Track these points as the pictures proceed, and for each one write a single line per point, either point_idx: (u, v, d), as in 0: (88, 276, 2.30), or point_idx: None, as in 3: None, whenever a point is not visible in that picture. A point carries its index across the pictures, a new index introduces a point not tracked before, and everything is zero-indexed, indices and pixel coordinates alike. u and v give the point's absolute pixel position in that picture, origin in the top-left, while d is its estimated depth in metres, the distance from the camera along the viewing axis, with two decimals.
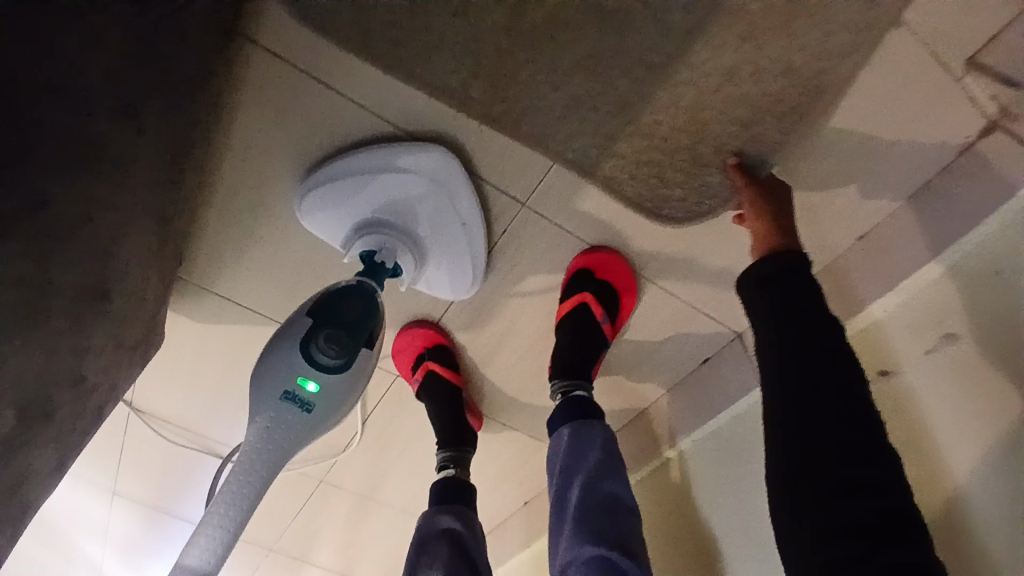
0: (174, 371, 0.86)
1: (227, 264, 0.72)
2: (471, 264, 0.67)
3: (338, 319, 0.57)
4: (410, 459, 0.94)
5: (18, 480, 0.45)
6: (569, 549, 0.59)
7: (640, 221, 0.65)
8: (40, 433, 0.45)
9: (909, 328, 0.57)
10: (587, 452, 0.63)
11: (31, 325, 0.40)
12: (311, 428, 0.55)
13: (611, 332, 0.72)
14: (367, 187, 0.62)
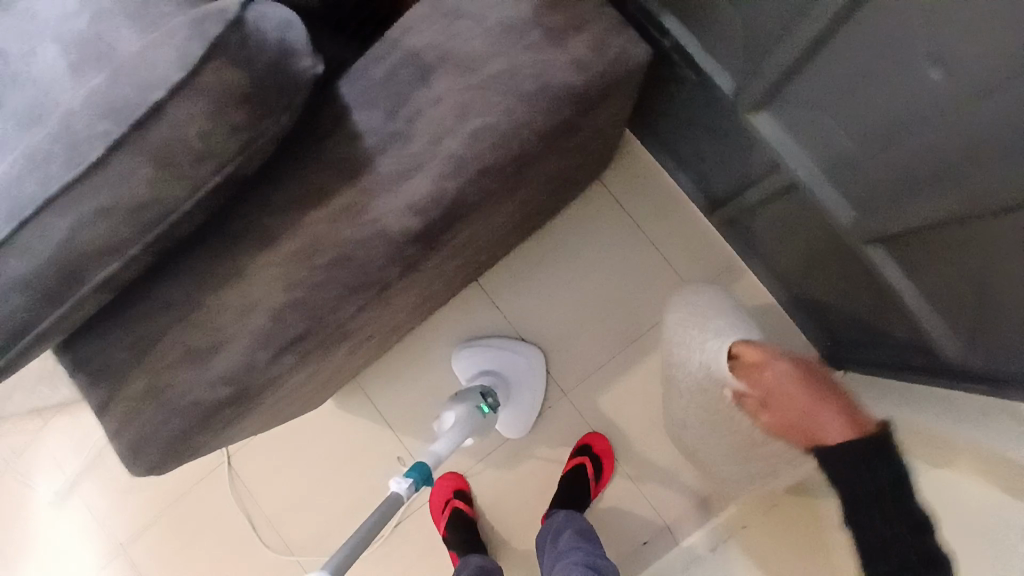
0: (288, 437, 1.27)
1: (390, 373, 1.25)
2: (528, 414, 1.19)
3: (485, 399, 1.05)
4: (410, 569, 1.22)
5: (317, 380, 0.89)
6: (565, 545, 0.97)
7: (625, 425, 1.20)
8: (337, 366, 0.92)
9: (759, 510, 1.07)
10: (574, 521, 1.04)
11: (392, 323, 0.94)
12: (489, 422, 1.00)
13: (594, 489, 1.14)
14: (497, 355, 1.19)
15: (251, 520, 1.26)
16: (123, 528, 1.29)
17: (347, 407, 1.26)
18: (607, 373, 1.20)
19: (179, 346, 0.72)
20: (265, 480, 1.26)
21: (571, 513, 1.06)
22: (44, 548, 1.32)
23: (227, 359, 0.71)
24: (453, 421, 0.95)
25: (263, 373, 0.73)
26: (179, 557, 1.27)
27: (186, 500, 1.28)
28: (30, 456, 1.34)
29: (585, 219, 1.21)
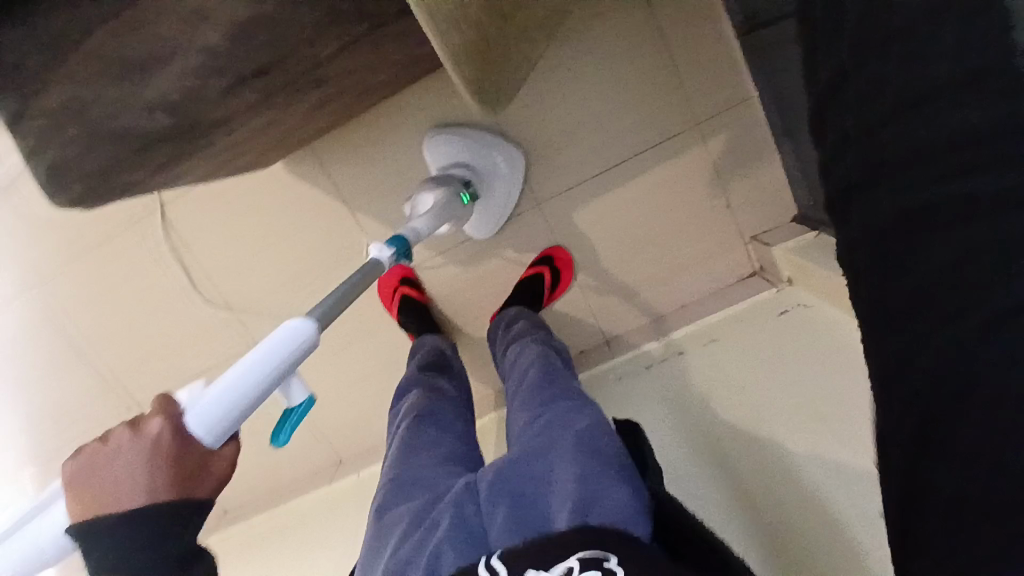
0: (229, 198, 1.15)
1: (351, 149, 1.12)
2: (497, 216, 1.14)
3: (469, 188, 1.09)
4: (359, 344, 1.27)
5: (272, 135, 0.77)
6: (519, 333, 1.00)
7: (589, 243, 1.20)
8: (299, 124, 0.80)
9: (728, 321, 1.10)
10: (528, 314, 1.07)
11: (366, 85, 0.80)
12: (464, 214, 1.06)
13: (548, 297, 1.17)
14: (475, 147, 1.09)
15: (189, 275, 1.19)
16: (44, 262, 1.20)
17: (301, 177, 1.14)
18: (585, 188, 1.16)
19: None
20: (203, 239, 1.17)
21: (522, 310, 1.08)
22: None
23: (166, 84, 0.56)
24: (431, 203, 1.00)
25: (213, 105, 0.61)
26: (110, 301, 1.21)
27: (116, 244, 1.18)
28: None
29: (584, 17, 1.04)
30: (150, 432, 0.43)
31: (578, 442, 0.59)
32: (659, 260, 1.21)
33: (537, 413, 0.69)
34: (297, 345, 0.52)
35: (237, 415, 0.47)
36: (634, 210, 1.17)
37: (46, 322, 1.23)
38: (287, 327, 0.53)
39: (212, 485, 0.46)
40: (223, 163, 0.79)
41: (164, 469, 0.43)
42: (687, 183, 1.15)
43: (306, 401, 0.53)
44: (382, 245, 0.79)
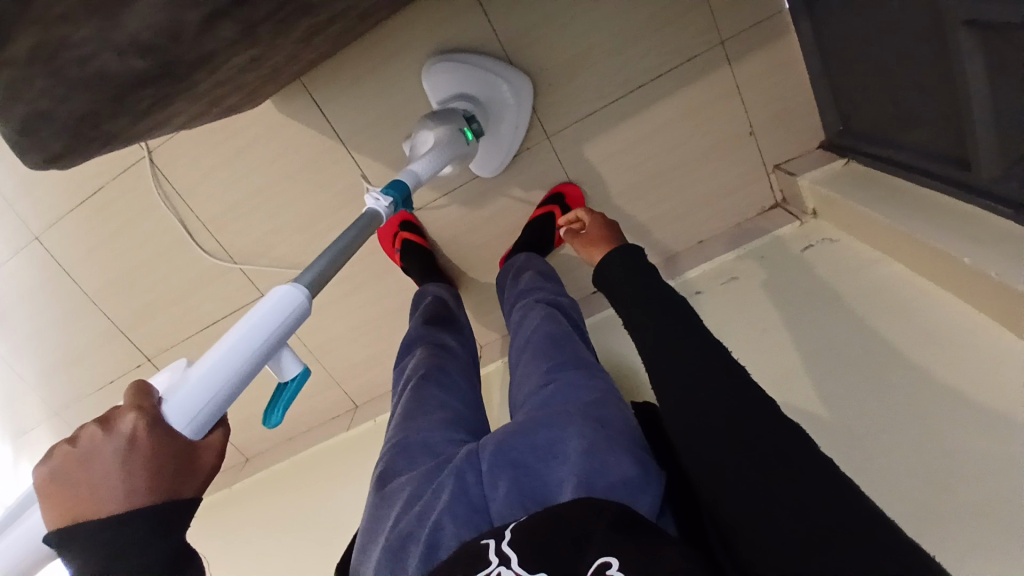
0: (218, 144, 1.08)
1: (343, 85, 1.03)
2: (503, 153, 1.08)
3: (473, 123, 1.02)
4: (366, 290, 1.24)
5: (250, 75, 0.70)
6: (528, 284, 0.96)
7: (601, 180, 1.14)
8: (276, 61, 0.71)
9: (747, 260, 1.06)
10: (537, 261, 1.03)
11: (351, 14, 0.71)
12: (466, 156, 1.00)
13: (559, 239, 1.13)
14: (479, 75, 1.00)
15: (183, 226, 1.14)
16: (36, 215, 1.15)
17: (293, 117, 1.06)
18: (597, 119, 1.08)
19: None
20: (193, 188, 1.11)
21: (531, 256, 1.05)
22: None
23: (138, 19, 0.48)
24: (431, 142, 0.94)
25: (184, 52, 0.54)
26: (108, 254, 1.17)
27: (108, 195, 1.12)
28: None
29: None
30: (124, 431, 0.43)
31: (577, 411, 0.59)
32: (674, 196, 1.15)
33: (535, 377, 0.68)
34: (287, 317, 0.52)
35: (218, 403, 0.48)
36: (650, 142, 1.10)
37: (45, 278, 1.19)
38: (271, 299, 0.52)
39: (198, 479, 0.46)
40: (209, 106, 0.72)
41: (144, 466, 0.42)
42: (707, 111, 1.07)
43: (299, 375, 0.55)
44: (380, 194, 0.74)
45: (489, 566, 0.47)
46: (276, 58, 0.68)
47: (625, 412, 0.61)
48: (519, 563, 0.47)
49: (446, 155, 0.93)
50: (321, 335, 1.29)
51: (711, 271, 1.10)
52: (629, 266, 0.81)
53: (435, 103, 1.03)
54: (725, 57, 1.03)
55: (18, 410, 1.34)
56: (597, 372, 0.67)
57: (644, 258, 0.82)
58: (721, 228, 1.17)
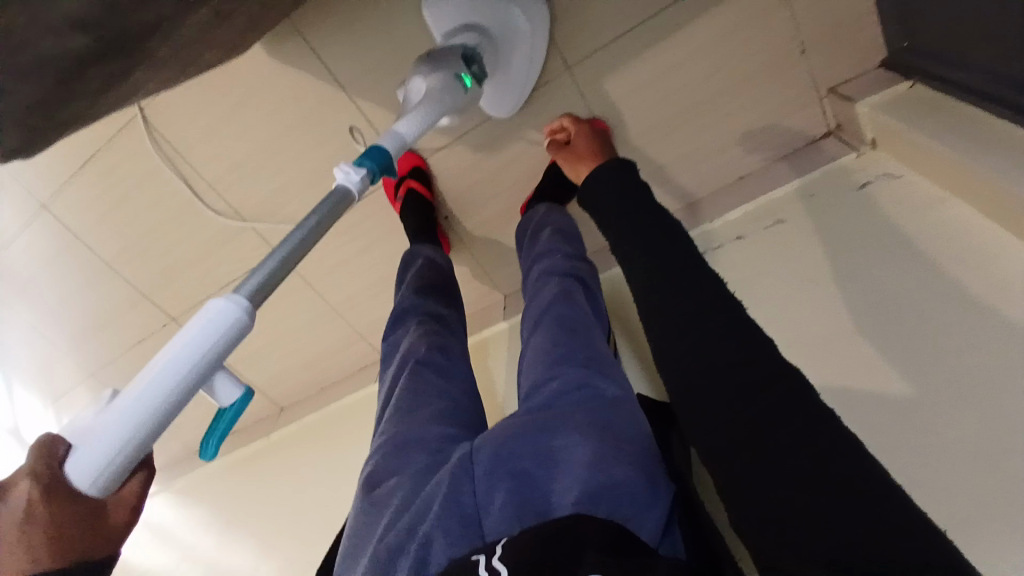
0: (210, 99, 1.00)
1: (335, 23, 0.92)
2: (518, 90, 0.97)
3: (475, 66, 0.89)
4: (383, 244, 1.19)
5: (217, 31, 0.61)
6: (544, 246, 0.89)
7: (628, 115, 1.02)
8: (245, 12, 0.62)
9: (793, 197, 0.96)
10: (554, 216, 0.95)
11: None
12: (464, 106, 0.89)
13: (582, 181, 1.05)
14: (485, 2, 0.89)
15: (185, 186, 1.09)
16: (38, 184, 1.11)
17: (286, 64, 0.96)
18: (621, 44, 0.95)
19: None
20: (193, 147, 1.05)
21: (551, 210, 0.97)
22: None
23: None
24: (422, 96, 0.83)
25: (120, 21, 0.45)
26: (117, 219, 1.14)
27: (104, 160, 1.07)
28: None
29: None
30: (23, 505, 0.45)
31: (578, 420, 0.56)
32: (712, 130, 1.03)
33: (535, 370, 0.65)
34: (224, 335, 0.48)
35: (140, 444, 0.45)
36: (682, 68, 0.96)
37: (59, 248, 1.17)
38: (208, 314, 0.48)
39: (104, 541, 0.50)
40: (179, 75, 0.65)
41: (45, 540, 0.46)
42: (749, 28, 0.92)
43: (238, 400, 0.52)
44: (353, 167, 0.67)
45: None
46: (241, 9, 0.59)
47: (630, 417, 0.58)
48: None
49: (436, 111, 0.82)
50: (340, 291, 1.25)
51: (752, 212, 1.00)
52: (619, 191, 0.76)
53: (439, 38, 0.92)
54: None
55: (61, 372, 1.38)
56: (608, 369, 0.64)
57: (638, 174, 0.78)
58: (765, 162, 1.05)
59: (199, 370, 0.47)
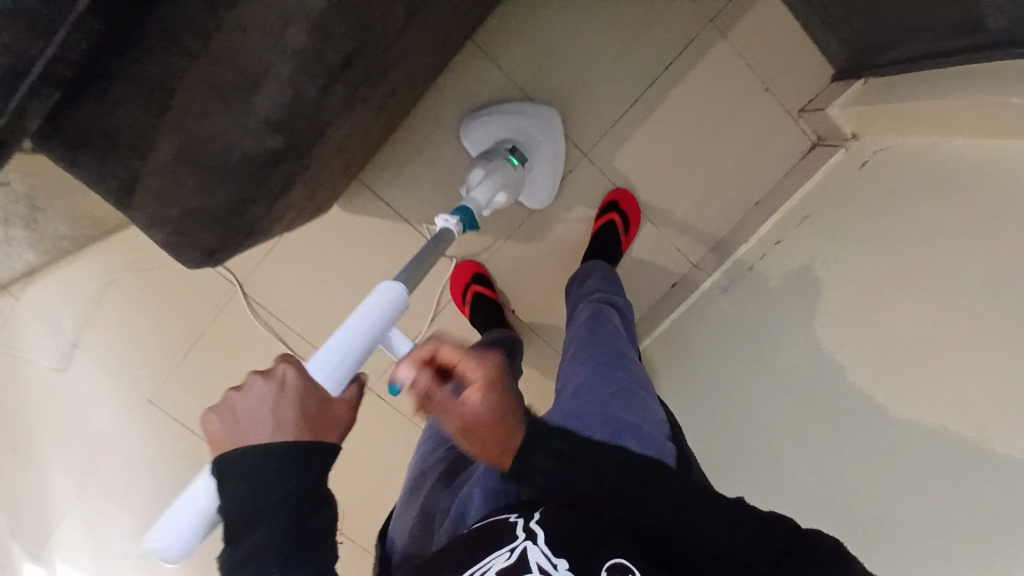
0: (299, 259, 1.16)
1: (395, 169, 1.13)
2: (551, 179, 1.15)
3: (517, 153, 1.09)
4: None
5: (340, 156, 0.78)
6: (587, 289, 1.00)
7: (645, 178, 1.21)
8: (358, 139, 0.80)
9: (815, 198, 1.10)
10: (603, 266, 1.07)
11: (408, 80, 0.81)
12: (514, 184, 1.06)
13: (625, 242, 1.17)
14: (513, 117, 1.09)
15: (282, 340, 1.20)
16: (145, 379, 1.20)
17: (359, 212, 1.15)
18: (625, 123, 1.16)
19: (201, 88, 0.54)
20: (288, 305, 1.19)
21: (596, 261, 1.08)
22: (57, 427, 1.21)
23: (269, 96, 0.56)
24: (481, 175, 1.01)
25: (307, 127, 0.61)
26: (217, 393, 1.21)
27: (208, 339, 1.18)
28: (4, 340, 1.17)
29: (560, 20, 1.09)
30: (280, 379, 0.50)
31: (607, 430, 0.69)
32: (719, 170, 1.21)
33: (579, 385, 0.78)
34: (395, 302, 0.59)
35: (352, 362, 0.54)
36: (678, 127, 1.17)
37: (162, 442, 1.21)
38: (385, 287, 0.60)
39: (340, 427, 0.51)
40: (309, 197, 0.79)
41: (297, 407, 0.49)
42: (719, 82, 1.15)
43: (412, 355, 0.60)
44: (450, 216, 0.83)
45: (515, 540, 0.52)
46: (359, 133, 0.77)
47: (656, 434, 0.71)
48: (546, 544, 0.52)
49: (491, 182, 0.99)
50: None
51: (781, 220, 1.14)
52: None
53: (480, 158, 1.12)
54: (719, 32, 1.12)
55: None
56: (642, 396, 0.76)
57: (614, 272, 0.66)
58: (774, 183, 1.21)
59: (387, 316, 0.58)
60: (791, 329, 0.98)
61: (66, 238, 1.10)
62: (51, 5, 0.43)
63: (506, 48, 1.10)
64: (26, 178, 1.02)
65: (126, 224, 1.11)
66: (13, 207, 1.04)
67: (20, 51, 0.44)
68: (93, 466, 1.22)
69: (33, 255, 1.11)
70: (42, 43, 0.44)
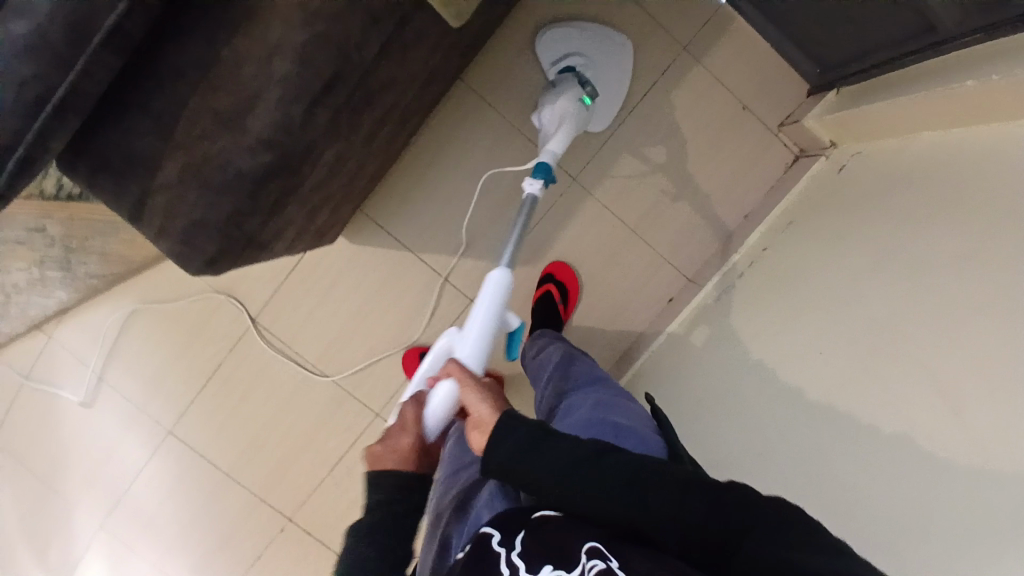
0: (307, 290, 1.23)
1: (394, 201, 1.21)
2: (614, 101, 1.17)
3: (589, 85, 1.11)
4: None
5: (333, 182, 0.85)
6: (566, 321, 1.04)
7: (636, 197, 1.25)
8: (349, 167, 0.87)
9: (800, 207, 1.13)
10: None
11: (395, 113, 0.88)
12: (585, 118, 1.08)
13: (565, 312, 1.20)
14: (577, 40, 1.13)
15: (293, 369, 1.24)
16: (167, 411, 1.25)
17: (363, 243, 1.22)
18: (611, 149, 1.22)
19: (204, 116, 0.62)
20: (296, 336, 1.24)
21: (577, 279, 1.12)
22: (85, 458, 1.27)
23: (260, 120, 0.63)
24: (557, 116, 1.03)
25: (292, 148, 0.68)
26: (233, 423, 1.25)
27: (225, 370, 1.24)
28: (42, 375, 1.26)
29: None
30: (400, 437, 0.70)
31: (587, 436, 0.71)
32: (707, 187, 1.24)
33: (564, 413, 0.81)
34: (502, 292, 0.80)
35: (483, 348, 0.77)
36: (662, 149, 1.23)
37: (182, 473, 1.26)
38: (491, 282, 0.80)
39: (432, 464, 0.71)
40: (308, 218, 0.87)
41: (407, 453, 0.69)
42: (697, 108, 1.21)
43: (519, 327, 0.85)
44: (534, 179, 0.91)
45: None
46: (349, 159, 0.84)
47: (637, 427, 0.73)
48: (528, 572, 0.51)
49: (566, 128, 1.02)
50: None
51: (770, 230, 1.17)
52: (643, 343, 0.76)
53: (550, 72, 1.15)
54: (693, 59, 1.20)
55: None
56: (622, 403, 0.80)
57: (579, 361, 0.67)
58: (761, 196, 1.24)
59: (498, 309, 0.80)
60: (776, 330, 0.99)
61: (95, 277, 1.20)
62: (75, 45, 0.52)
63: (495, 86, 1.19)
64: (64, 226, 1.18)
65: (149, 263, 1.20)
66: (50, 249, 1.20)
67: (48, 81, 0.53)
68: (118, 498, 1.27)
69: (65, 293, 1.22)
70: (65, 77, 0.53)
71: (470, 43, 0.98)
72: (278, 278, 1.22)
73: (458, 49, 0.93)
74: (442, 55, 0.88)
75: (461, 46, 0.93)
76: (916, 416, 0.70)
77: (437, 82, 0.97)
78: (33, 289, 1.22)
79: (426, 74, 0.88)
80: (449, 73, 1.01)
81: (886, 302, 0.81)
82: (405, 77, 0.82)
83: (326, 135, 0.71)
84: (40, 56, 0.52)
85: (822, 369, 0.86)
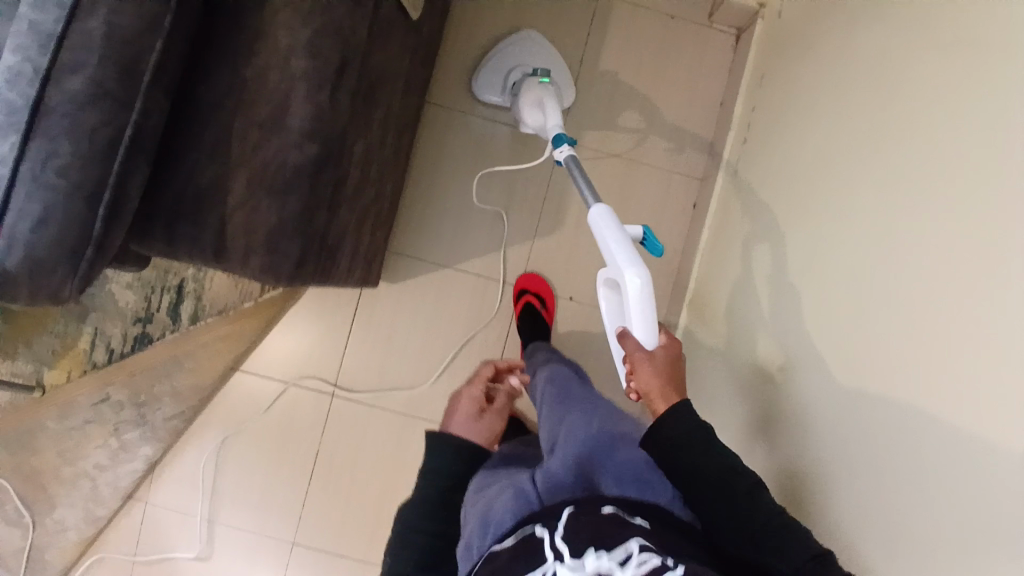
0: (372, 341, 1.24)
1: (414, 229, 1.26)
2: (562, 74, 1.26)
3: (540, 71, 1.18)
4: None
5: (367, 188, 0.90)
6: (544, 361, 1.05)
7: (621, 133, 1.32)
8: (374, 172, 0.93)
9: (762, 63, 1.20)
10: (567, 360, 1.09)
11: (393, 113, 0.95)
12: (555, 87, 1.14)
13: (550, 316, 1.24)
14: (505, 61, 1.22)
15: (387, 423, 1.24)
16: (287, 521, 1.21)
17: (403, 277, 1.25)
18: (579, 103, 1.31)
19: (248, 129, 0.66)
20: (378, 389, 1.24)
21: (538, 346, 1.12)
22: None
23: (297, 114, 0.68)
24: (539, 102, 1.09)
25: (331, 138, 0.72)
26: (353, 502, 1.22)
27: (326, 454, 1.22)
28: (149, 546, 1.20)
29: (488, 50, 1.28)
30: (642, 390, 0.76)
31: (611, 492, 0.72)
32: (676, 95, 1.33)
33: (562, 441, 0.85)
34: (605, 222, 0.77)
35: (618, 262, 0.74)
36: (622, 82, 1.32)
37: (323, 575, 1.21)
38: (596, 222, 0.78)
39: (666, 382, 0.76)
40: (358, 230, 0.92)
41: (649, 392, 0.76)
42: (633, 37, 1.32)
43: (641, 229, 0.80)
44: (560, 144, 0.89)
45: (547, 562, 0.62)
46: (373, 163, 0.90)
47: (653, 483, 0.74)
48: (573, 557, 0.60)
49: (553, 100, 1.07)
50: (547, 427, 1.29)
51: (746, 96, 1.23)
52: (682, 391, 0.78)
53: (503, 94, 1.23)
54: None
55: None
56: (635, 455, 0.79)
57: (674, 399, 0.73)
58: (725, 82, 1.33)
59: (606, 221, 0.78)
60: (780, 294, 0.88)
61: (175, 417, 1.19)
62: (129, 82, 0.56)
63: (458, 93, 1.27)
64: (128, 386, 1.14)
65: (222, 383, 1.21)
66: (121, 414, 1.16)
67: (115, 123, 0.56)
68: None
69: (150, 448, 1.19)
70: (127, 113, 0.56)
71: (428, 46, 1.06)
72: (341, 343, 1.24)
73: (421, 49, 1.01)
74: (412, 52, 0.96)
75: (422, 46, 1.01)
76: (902, 426, 0.59)
77: (414, 89, 1.05)
78: (117, 460, 1.18)
79: (405, 72, 0.96)
80: (420, 82, 1.09)
81: (887, 223, 0.67)
82: (393, 69, 0.89)
83: (348, 123, 0.76)
84: (101, 100, 0.55)
85: (834, 313, 0.73)
